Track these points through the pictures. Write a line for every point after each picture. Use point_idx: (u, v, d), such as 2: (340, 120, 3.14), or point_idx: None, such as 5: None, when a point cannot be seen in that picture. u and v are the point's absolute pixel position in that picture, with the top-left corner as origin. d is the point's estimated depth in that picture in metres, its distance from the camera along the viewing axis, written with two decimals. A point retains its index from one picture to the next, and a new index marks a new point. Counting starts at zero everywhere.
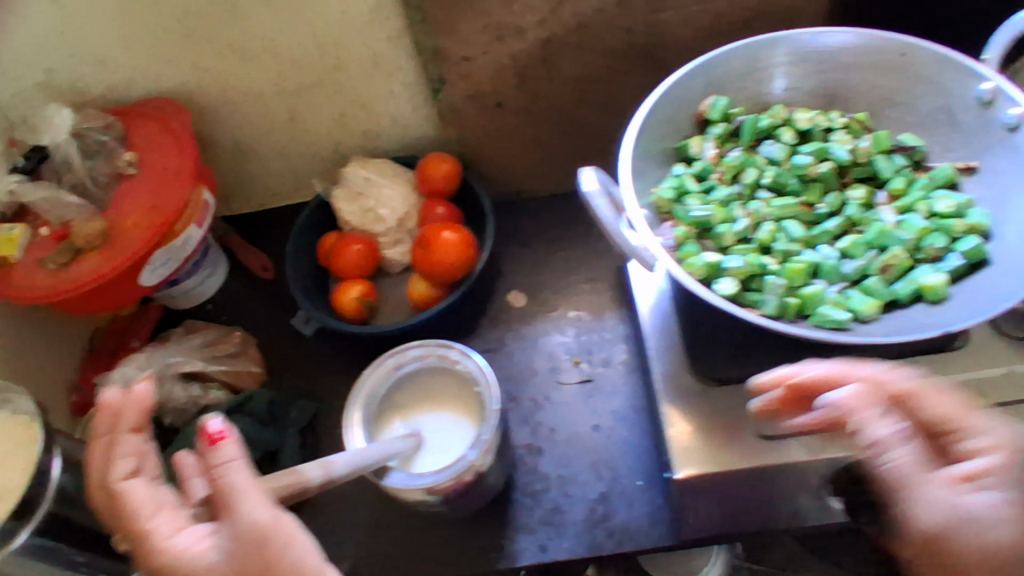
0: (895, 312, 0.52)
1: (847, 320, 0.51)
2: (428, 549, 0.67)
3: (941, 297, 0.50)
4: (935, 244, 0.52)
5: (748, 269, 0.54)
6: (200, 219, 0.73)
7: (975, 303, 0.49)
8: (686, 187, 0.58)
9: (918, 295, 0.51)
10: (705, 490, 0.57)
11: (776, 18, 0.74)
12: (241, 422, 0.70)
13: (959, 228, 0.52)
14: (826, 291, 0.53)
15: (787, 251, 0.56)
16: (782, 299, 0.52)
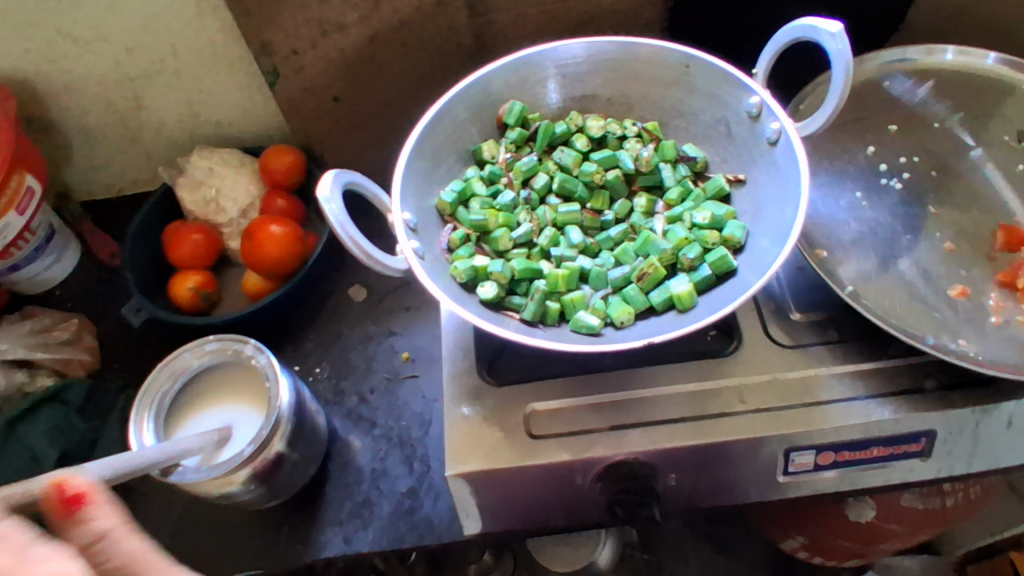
0: (648, 319, 0.53)
1: (598, 326, 0.52)
2: (236, 539, 0.67)
3: (688, 306, 0.52)
4: (688, 254, 0.54)
5: (514, 274, 0.55)
6: (20, 206, 0.74)
7: (713, 312, 0.51)
8: (471, 191, 0.59)
9: (671, 303, 0.53)
10: (480, 486, 0.56)
11: (605, 23, 0.75)
12: (49, 410, 0.71)
13: (711, 240, 0.54)
14: (588, 297, 0.55)
15: (562, 257, 0.57)
16: (542, 304, 0.54)
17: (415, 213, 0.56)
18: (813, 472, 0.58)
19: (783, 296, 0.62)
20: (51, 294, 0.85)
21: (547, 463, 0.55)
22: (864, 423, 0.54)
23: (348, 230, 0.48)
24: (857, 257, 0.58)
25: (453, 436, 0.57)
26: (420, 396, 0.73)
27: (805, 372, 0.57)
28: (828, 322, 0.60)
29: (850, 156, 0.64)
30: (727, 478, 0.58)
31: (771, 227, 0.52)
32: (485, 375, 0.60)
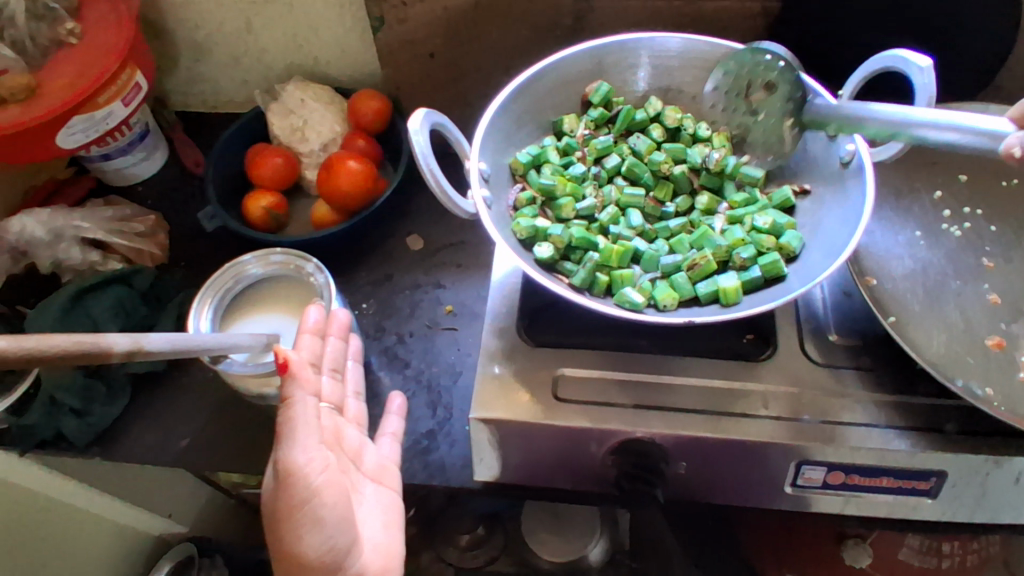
0: (691, 306, 0.55)
1: (641, 304, 0.54)
2: (260, 443, 0.72)
3: (732, 302, 0.54)
4: (742, 253, 0.56)
5: (570, 240, 0.58)
6: (125, 99, 0.79)
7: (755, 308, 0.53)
8: (544, 157, 0.62)
9: (716, 296, 0.55)
10: (499, 433, 0.59)
11: (702, 29, 0.78)
12: (119, 290, 0.75)
13: (766, 244, 0.56)
14: (637, 276, 0.57)
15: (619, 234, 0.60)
16: (591, 274, 0.57)
17: (490, 165, 0.60)
18: (818, 489, 0.59)
19: (824, 317, 0.63)
20: (134, 189, 0.90)
21: (567, 425, 0.57)
22: (879, 451, 0.55)
23: (426, 165, 0.52)
24: (906, 291, 0.59)
25: (482, 383, 0.60)
26: (455, 347, 0.76)
27: (832, 392, 0.58)
28: (863, 349, 0.61)
29: (917, 196, 0.65)
30: (734, 477, 0.60)
31: (827, 243, 0.55)
32: (522, 332, 0.63)
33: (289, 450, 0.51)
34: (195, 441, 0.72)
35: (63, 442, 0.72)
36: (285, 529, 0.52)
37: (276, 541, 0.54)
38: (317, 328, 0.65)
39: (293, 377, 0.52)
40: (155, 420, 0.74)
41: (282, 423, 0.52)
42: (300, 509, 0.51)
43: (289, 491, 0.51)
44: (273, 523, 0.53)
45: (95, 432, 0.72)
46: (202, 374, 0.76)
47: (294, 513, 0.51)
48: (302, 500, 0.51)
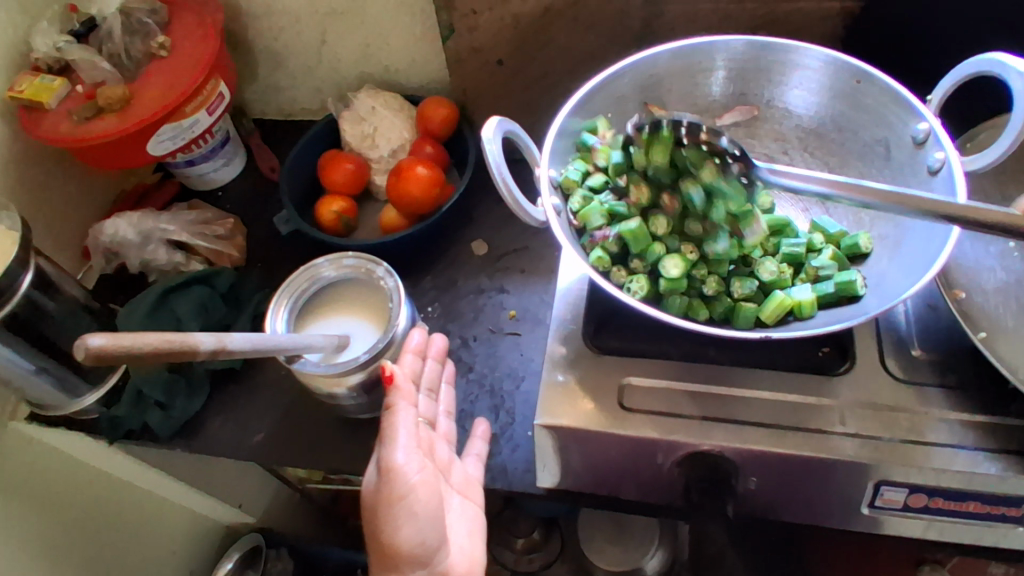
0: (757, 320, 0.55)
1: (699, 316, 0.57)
2: (329, 441, 0.74)
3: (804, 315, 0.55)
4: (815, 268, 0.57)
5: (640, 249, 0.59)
6: (210, 108, 0.83)
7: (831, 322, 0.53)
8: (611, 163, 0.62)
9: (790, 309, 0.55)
10: (564, 441, 0.59)
11: (778, 31, 0.76)
12: (200, 290, 0.79)
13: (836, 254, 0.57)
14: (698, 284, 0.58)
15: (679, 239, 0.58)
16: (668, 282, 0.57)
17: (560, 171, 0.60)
18: (898, 511, 0.57)
19: (907, 331, 0.60)
20: (214, 193, 0.95)
21: (634, 434, 0.57)
22: (966, 473, 0.52)
23: (498, 172, 0.53)
24: (998, 305, 0.56)
25: (546, 390, 0.60)
26: (519, 352, 0.77)
27: (914, 409, 0.55)
28: (949, 365, 0.58)
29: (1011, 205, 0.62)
30: (807, 495, 0.58)
31: (912, 259, 0.54)
32: (588, 339, 0.62)
33: (390, 450, 0.56)
34: (268, 436, 0.75)
35: (148, 433, 0.77)
36: (383, 520, 0.56)
37: (372, 534, 0.58)
38: (418, 350, 0.69)
39: (395, 389, 0.59)
40: (230, 415, 0.77)
41: (384, 426, 0.57)
42: (397, 504, 0.56)
43: (389, 486, 0.56)
44: (370, 516, 0.58)
45: (177, 425, 0.76)
46: (275, 372, 0.79)
47: (392, 508, 0.56)
48: (399, 494, 0.56)
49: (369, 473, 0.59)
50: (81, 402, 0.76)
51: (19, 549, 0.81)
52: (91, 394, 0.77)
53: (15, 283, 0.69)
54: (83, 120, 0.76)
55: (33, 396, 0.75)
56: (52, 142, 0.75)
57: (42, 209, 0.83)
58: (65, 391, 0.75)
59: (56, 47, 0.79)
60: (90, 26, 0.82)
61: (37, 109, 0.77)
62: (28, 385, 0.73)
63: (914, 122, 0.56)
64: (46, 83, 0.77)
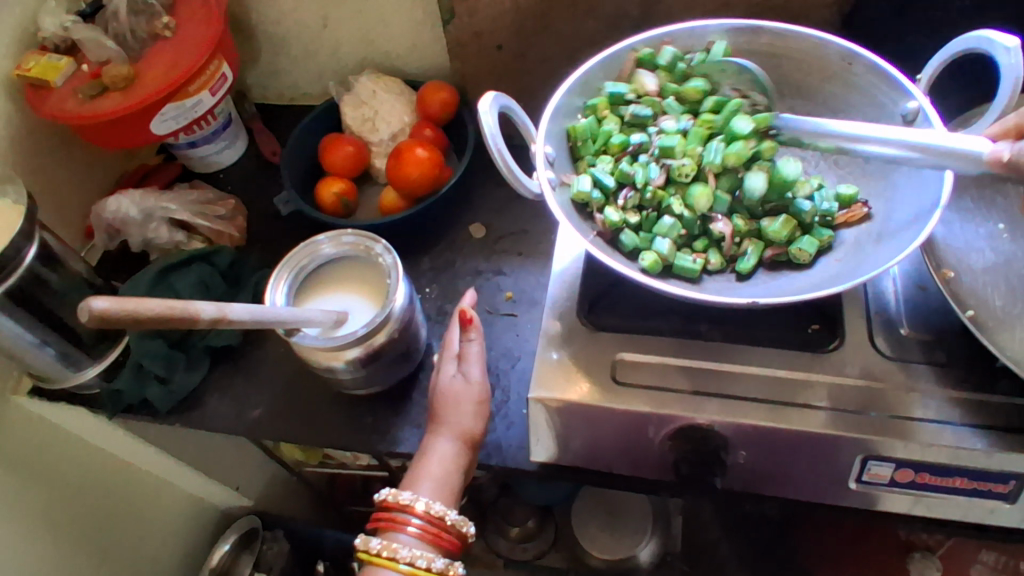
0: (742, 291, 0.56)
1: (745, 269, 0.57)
2: (326, 417, 0.75)
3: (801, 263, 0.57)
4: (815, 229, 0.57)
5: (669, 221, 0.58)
6: (213, 88, 0.84)
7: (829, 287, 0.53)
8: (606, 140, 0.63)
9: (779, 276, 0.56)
10: (559, 415, 0.60)
11: (776, 18, 0.77)
12: (201, 268, 0.80)
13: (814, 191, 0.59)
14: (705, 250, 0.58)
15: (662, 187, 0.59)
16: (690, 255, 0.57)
17: (555, 148, 0.61)
18: (886, 487, 0.58)
19: (896, 311, 0.61)
20: (216, 175, 0.96)
21: (627, 408, 0.58)
22: (953, 448, 0.53)
23: (495, 146, 0.54)
24: (986, 284, 0.57)
25: (540, 364, 0.61)
26: (515, 333, 0.78)
27: (902, 386, 0.56)
28: (938, 344, 0.59)
29: (999, 189, 0.63)
30: (797, 471, 0.59)
31: (902, 228, 0.54)
32: (582, 316, 0.63)
33: (474, 368, 0.65)
34: (267, 412, 0.76)
35: (148, 407, 0.78)
36: (466, 417, 0.64)
37: (454, 422, 0.64)
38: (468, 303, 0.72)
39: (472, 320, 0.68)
40: (229, 391, 0.78)
41: (471, 350, 0.66)
42: (477, 404, 0.65)
43: (479, 388, 0.65)
44: (452, 412, 0.64)
45: (177, 399, 0.77)
46: (273, 351, 0.80)
47: (475, 407, 0.64)
48: (479, 398, 0.65)
49: (455, 377, 0.65)
50: (82, 375, 0.77)
51: (17, 523, 0.81)
52: (91, 368, 0.78)
53: (20, 256, 0.70)
54: (88, 98, 0.78)
55: (36, 368, 0.76)
56: (57, 119, 0.76)
57: (46, 187, 0.84)
58: (67, 365, 0.76)
59: (63, 27, 0.80)
60: (97, 6, 0.83)
61: (43, 87, 0.78)
62: (31, 357, 0.74)
63: (903, 101, 0.57)
64: (53, 62, 0.78)
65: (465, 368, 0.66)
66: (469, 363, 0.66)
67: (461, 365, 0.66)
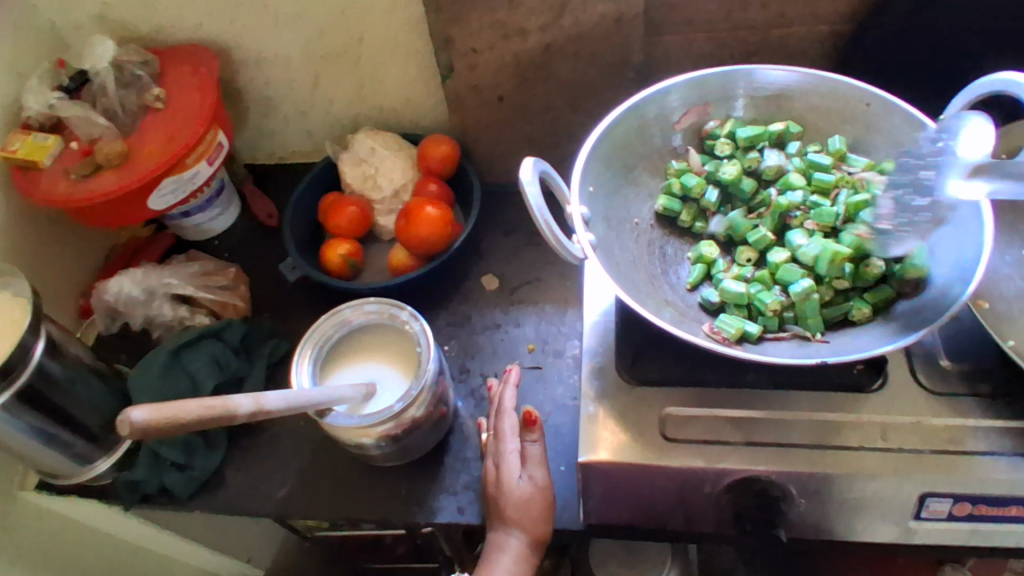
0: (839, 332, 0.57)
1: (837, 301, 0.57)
2: (355, 492, 0.72)
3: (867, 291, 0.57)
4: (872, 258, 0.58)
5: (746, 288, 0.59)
6: (210, 158, 0.81)
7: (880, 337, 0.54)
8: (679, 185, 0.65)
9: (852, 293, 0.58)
10: (610, 477, 0.59)
11: (773, 58, 0.79)
12: (211, 345, 0.76)
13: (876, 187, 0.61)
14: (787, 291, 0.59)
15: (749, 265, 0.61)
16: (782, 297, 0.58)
17: (589, 206, 0.60)
18: (943, 521, 0.57)
19: (932, 342, 0.62)
20: (211, 242, 0.93)
21: (680, 465, 0.57)
22: (1009, 479, 0.54)
23: (542, 215, 0.52)
24: (1022, 312, 0.57)
25: (586, 422, 0.60)
26: (542, 387, 0.76)
27: (950, 420, 0.57)
28: (978, 374, 0.59)
29: (1018, 214, 0.63)
30: (853, 514, 0.58)
31: (948, 262, 0.55)
32: (623, 371, 0.62)
33: (539, 468, 0.64)
34: (291, 492, 0.73)
35: (165, 496, 0.73)
36: (536, 517, 0.62)
37: (527, 527, 0.62)
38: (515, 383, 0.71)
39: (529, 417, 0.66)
40: (248, 471, 0.75)
41: (536, 453, 0.65)
42: (545, 509, 0.63)
43: (546, 492, 0.63)
44: (521, 517, 0.62)
45: (197, 485, 0.73)
46: (291, 425, 0.77)
47: (545, 511, 0.63)
48: (545, 505, 0.63)
49: (522, 480, 0.63)
50: (96, 469, 0.73)
51: None
52: (105, 460, 0.73)
53: (31, 350, 0.66)
54: (81, 178, 0.74)
55: (45, 465, 0.71)
56: (49, 202, 0.73)
57: (38, 271, 0.80)
58: (79, 459, 0.72)
59: (49, 104, 0.77)
60: (81, 80, 0.81)
61: (31, 168, 0.75)
62: (44, 457, 0.70)
63: (929, 142, 0.58)
64: (40, 142, 0.75)
65: (530, 470, 0.64)
66: (534, 465, 0.64)
67: (525, 467, 0.64)
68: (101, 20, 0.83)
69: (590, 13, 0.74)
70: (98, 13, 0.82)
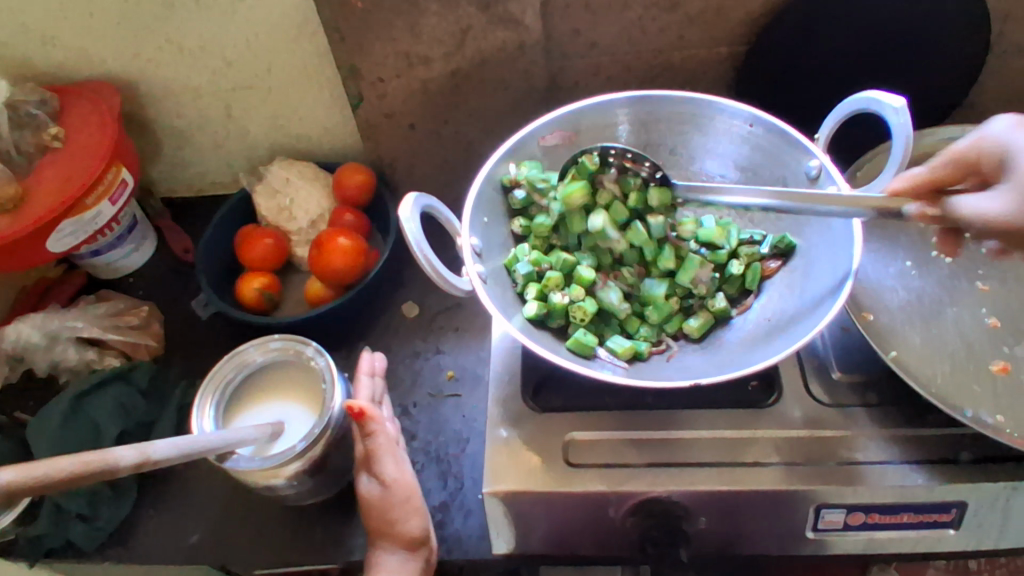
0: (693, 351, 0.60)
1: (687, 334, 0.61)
2: (270, 532, 0.70)
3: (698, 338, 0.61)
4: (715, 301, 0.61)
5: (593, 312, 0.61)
6: (113, 197, 0.79)
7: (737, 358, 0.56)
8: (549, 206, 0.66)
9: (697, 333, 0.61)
10: (515, 506, 0.58)
11: (677, 80, 0.81)
12: (118, 389, 0.74)
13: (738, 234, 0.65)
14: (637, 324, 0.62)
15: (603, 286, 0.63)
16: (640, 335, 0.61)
17: (481, 237, 0.61)
18: (842, 532, 0.58)
19: (826, 355, 0.63)
20: (125, 279, 0.91)
21: (582, 491, 0.57)
22: (897, 487, 0.55)
23: (422, 249, 0.54)
24: (903, 324, 0.59)
25: (492, 450, 0.60)
26: (461, 415, 0.76)
27: (843, 431, 0.58)
28: (869, 385, 0.61)
29: (903, 227, 0.66)
30: (755, 529, 0.59)
31: (820, 285, 0.57)
32: (528, 399, 0.63)
33: (385, 462, 0.62)
34: (204, 537, 0.71)
35: (71, 550, 0.71)
36: (392, 517, 0.61)
37: (382, 529, 0.61)
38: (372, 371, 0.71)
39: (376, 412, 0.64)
40: (160, 517, 0.73)
41: (380, 444, 0.63)
42: (402, 504, 0.61)
43: (395, 488, 0.62)
44: (378, 520, 0.62)
45: (104, 536, 0.71)
46: (205, 467, 0.75)
47: (401, 507, 0.61)
48: (407, 495, 0.62)
49: (367, 483, 0.63)
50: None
51: None
52: (7, 513, 0.70)
53: None
54: None
55: None
56: None
57: None
58: None
59: None
60: None
61: None
62: None
63: (805, 160, 0.60)
64: None
65: (376, 468, 0.62)
66: (383, 458, 0.62)
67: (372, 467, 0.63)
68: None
69: (493, 41, 0.75)
70: None
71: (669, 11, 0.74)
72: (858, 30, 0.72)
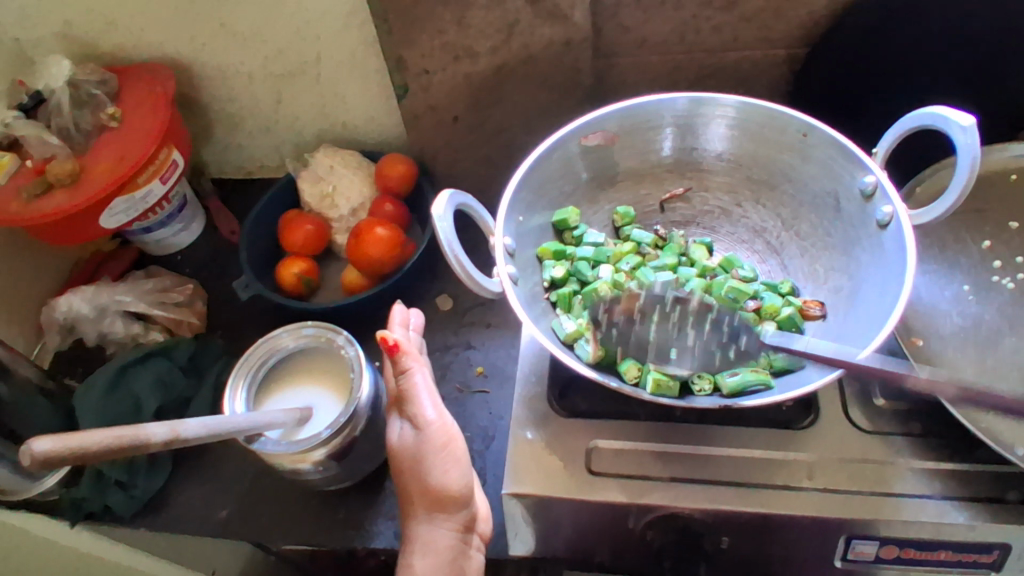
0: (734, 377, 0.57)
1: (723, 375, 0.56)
2: (295, 514, 0.72)
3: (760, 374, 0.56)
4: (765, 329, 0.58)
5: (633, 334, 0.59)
6: (163, 177, 0.82)
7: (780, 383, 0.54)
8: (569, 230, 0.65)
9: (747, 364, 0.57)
10: (534, 509, 0.58)
11: (728, 81, 0.78)
12: (159, 364, 0.77)
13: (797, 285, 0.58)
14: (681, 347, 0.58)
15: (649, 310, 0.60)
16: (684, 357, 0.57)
17: (515, 237, 0.61)
18: (874, 565, 0.56)
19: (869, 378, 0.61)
20: (173, 256, 0.94)
21: (603, 500, 0.56)
22: (935, 524, 0.52)
23: (453, 247, 0.54)
24: (952, 351, 0.57)
25: (515, 450, 0.59)
26: (487, 411, 0.76)
27: (880, 459, 0.56)
28: (912, 414, 0.58)
29: (962, 247, 0.62)
30: (780, 553, 0.57)
31: (870, 311, 0.54)
32: (554, 402, 0.62)
33: (421, 408, 0.60)
34: (232, 513, 0.73)
35: (108, 515, 0.74)
36: (429, 466, 0.58)
37: (416, 480, 0.59)
38: (403, 321, 0.69)
39: (408, 354, 0.62)
40: (192, 490, 0.75)
41: (414, 383, 0.61)
42: (438, 451, 0.59)
43: (432, 434, 0.59)
44: (408, 468, 0.59)
45: (140, 503, 0.74)
46: (237, 445, 0.77)
47: (438, 454, 0.58)
48: (444, 441, 0.59)
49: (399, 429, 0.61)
50: (44, 483, 0.74)
51: None
52: (51, 476, 0.74)
53: None
54: (32, 198, 0.75)
55: None
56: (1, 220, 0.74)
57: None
58: (24, 474, 0.74)
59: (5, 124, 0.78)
60: (39, 99, 0.80)
61: None
62: None
63: (860, 175, 0.58)
64: None
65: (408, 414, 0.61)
66: (420, 404, 0.60)
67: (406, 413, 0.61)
68: (64, 36, 0.84)
69: (540, 37, 0.74)
70: (61, 30, 0.83)
71: (724, 11, 0.71)
72: (928, 37, 0.68)
